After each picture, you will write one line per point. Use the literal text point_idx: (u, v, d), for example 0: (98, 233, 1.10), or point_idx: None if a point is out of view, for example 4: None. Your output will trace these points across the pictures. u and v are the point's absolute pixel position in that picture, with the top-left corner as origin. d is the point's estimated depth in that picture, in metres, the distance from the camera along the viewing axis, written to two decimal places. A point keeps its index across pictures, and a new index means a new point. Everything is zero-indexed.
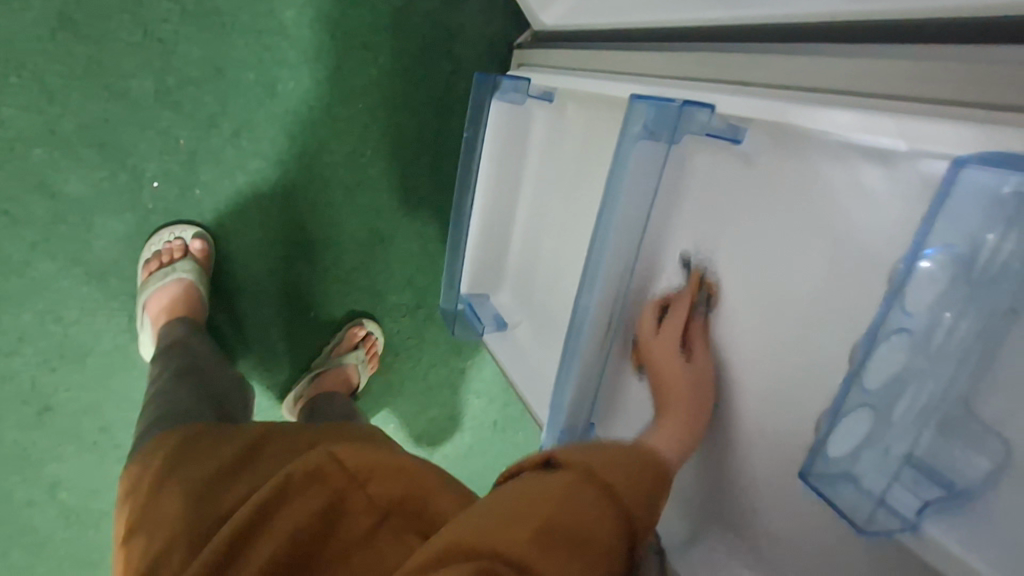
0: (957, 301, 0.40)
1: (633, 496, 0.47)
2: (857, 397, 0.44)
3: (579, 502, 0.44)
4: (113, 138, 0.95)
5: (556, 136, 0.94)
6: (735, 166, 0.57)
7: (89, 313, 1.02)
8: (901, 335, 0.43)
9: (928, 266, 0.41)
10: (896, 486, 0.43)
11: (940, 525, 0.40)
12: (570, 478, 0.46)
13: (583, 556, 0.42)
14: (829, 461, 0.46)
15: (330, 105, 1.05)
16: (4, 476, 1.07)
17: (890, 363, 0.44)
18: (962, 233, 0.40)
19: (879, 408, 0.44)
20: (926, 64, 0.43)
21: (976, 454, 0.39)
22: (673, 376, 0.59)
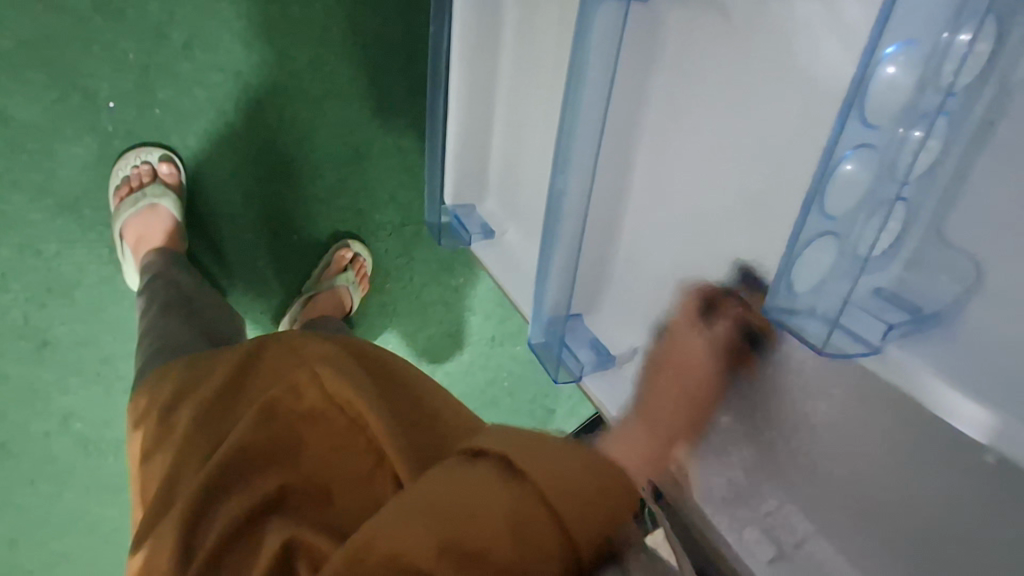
0: (922, 112, 0.37)
1: (593, 534, 0.42)
2: (816, 224, 0.41)
3: (536, 543, 0.41)
4: (58, 55, 0.90)
5: (528, 22, 0.89)
6: (711, 16, 0.54)
7: (68, 245, 1.01)
8: (866, 150, 0.39)
9: (889, 67, 0.37)
10: (852, 310, 0.41)
11: (903, 347, 0.38)
12: (524, 501, 0.42)
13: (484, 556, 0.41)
14: (794, 295, 0.43)
15: (284, 8, 0.98)
16: (17, 409, 1.10)
17: (853, 186, 0.40)
18: (925, 26, 0.36)
19: (845, 235, 0.41)
20: None
21: (946, 280, 0.39)
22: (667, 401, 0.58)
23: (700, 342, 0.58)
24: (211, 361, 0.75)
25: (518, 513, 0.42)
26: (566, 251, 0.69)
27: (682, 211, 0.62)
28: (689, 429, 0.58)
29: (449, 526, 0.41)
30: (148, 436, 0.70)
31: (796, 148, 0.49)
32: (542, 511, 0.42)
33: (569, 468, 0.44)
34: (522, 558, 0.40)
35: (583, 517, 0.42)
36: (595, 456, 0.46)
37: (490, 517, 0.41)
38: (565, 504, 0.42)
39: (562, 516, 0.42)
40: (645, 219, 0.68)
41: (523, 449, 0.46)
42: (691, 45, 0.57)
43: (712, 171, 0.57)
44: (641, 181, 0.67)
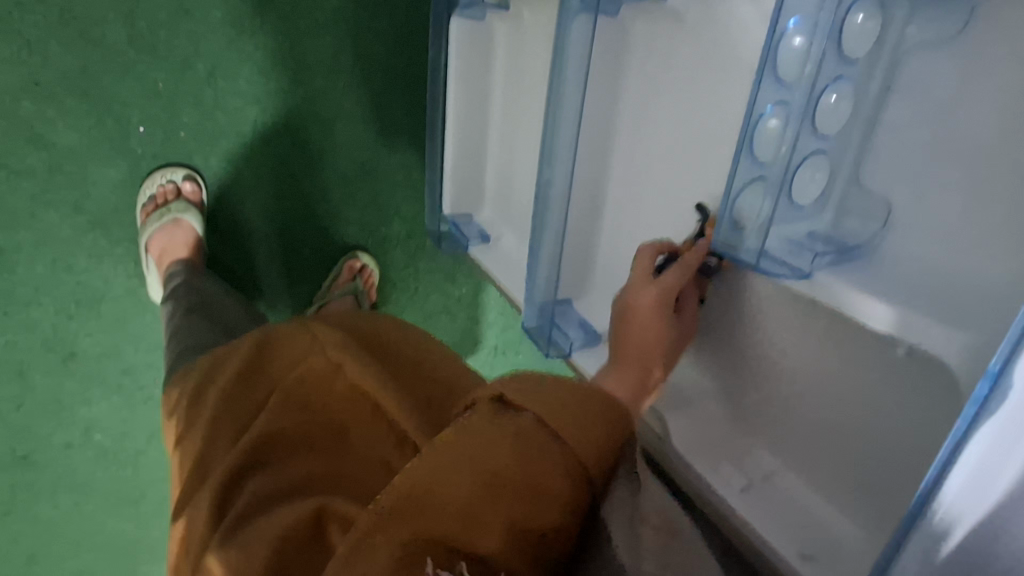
0: (823, 72, 0.45)
1: (591, 448, 0.48)
2: (747, 170, 0.49)
3: (544, 456, 0.46)
4: (93, 85, 0.98)
5: (517, 45, 0.99)
6: (669, 23, 0.64)
7: (96, 260, 1.08)
8: (780, 107, 0.47)
9: (796, 35, 0.45)
10: (782, 244, 0.49)
11: (830, 274, 0.45)
12: (526, 427, 0.47)
13: (498, 502, 0.44)
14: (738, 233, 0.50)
15: (298, 40, 1.08)
16: (40, 422, 1.14)
17: (774, 136, 0.48)
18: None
19: (770, 176, 0.48)
20: None
21: (868, 220, 0.46)
22: (644, 340, 0.61)
23: (665, 285, 0.59)
24: (231, 346, 0.81)
25: (527, 435, 0.47)
26: (553, 237, 0.77)
27: (654, 191, 0.69)
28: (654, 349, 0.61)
29: (454, 447, 0.46)
30: (180, 421, 0.77)
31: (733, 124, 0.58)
32: (545, 431, 0.47)
33: (568, 403, 0.49)
34: (538, 466, 0.46)
35: (580, 435, 0.48)
36: (581, 385, 0.51)
37: (502, 442, 0.46)
38: (567, 431, 0.47)
39: (559, 431, 0.47)
40: (621, 200, 0.75)
41: (515, 386, 0.51)
42: (658, 45, 0.66)
43: (677, 154, 0.65)
44: (618, 168, 0.75)
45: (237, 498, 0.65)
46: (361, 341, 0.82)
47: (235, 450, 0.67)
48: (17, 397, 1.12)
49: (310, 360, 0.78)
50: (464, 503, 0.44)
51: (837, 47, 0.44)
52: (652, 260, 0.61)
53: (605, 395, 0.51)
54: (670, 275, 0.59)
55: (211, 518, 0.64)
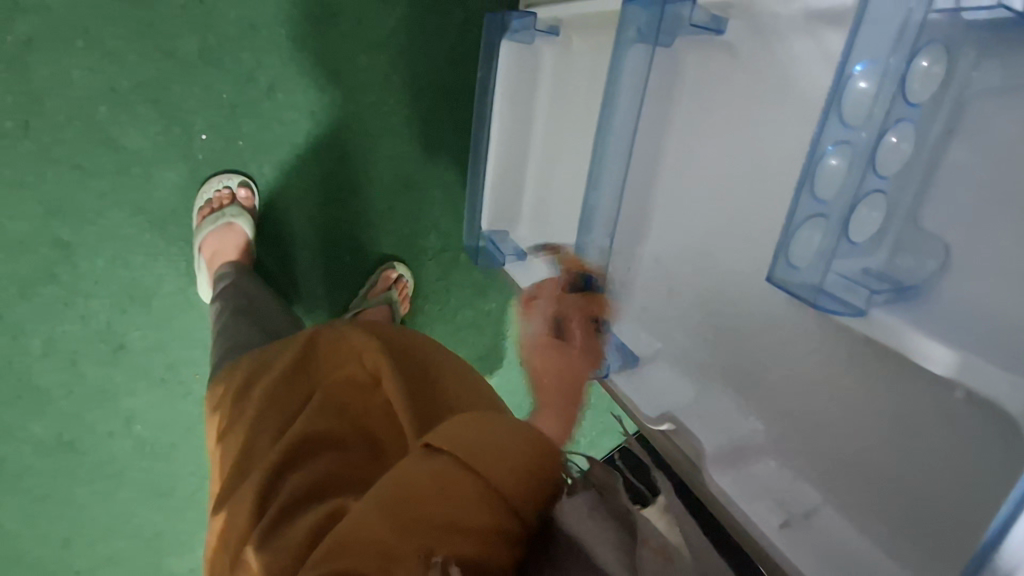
0: (883, 118, 0.46)
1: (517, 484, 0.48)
2: (808, 206, 0.51)
3: (461, 496, 0.47)
4: (165, 94, 1.04)
5: (562, 70, 1.01)
6: (721, 56, 0.65)
7: (152, 258, 1.13)
8: (843, 147, 0.49)
9: (862, 81, 0.47)
10: (835, 278, 0.50)
11: (887, 312, 0.46)
12: (447, 466, 0.49)
13: (417, 543, 0.47)
14: (795, 267, 0.51)
15: (354, 58, 1.13)
16: (86, 410, 1.19)
17: (836, 175, 0.50)
18: (885, 47, 0.45)
19: (830, 215, 0.50)
20: None
21: (925, 259, 0.46)
22: (564, 373, 0.65)
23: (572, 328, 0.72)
24: (278, 347, 0.84)
25: (445, 478, 0.48)
26: (595, 259, 0.79)
27: (697, 220, 0.70)
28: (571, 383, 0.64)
29: (388, 487, 0.50)
30: (225, 417, 0.80)
31: (783, 159, 0.58)
32: (466, 472, 0.48)
33: (495, 443, 0.49)
34: (460, 511, 0.47)
35: (502, 474, 0.48)
36: (505, 427, 0.50)
37: (429, 493, 0.48)
38: (493, 472, 0.48)
39: (483, 473, 0.48)
40: (665, 225, 0.75)
41: (453, 426, 0.52)
42: (711, 76, 0.66)
43: (724, 184, 0.65)
44: (660, 194, 0.76)
45: (277, 493, 0.67)
46: (402, 351, 0.84)
47: (277, 447, 0.69)
48: (67, 385, 1.16)
49: (351, 369, 0.81)
50: (390, 541, 0.47)
51: (901, 89, 0.45)
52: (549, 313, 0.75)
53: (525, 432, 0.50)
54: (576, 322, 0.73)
55: (252, 513, 0.65)
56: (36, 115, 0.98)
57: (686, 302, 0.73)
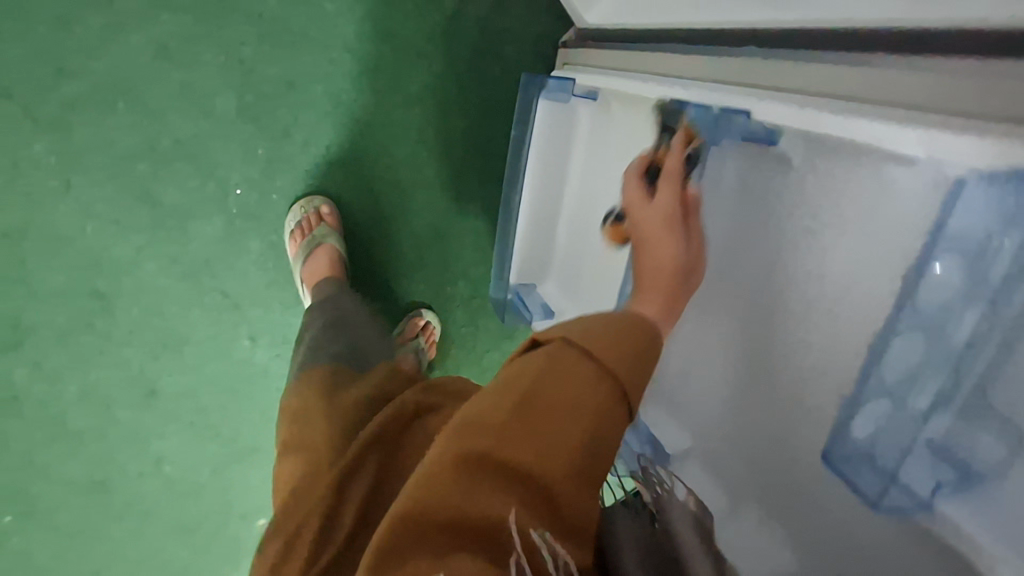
0: (974, 297, 0.43)
1: (630, 372, 0.48)
2: (876, 385, 0.47)
3: (583, 386, 0.46)
4: (202, 151, 1.04)
5: (600, 135, 0.99)
6: (774, 165, 0.63)
7: (185, 307, 1.14)
8: (918, 332, 0.45)
9: (941, 264, 0.44)
10: (909, 460, 0.46)
11: (954, 504, 0.43)
12: (557, 352, 0.48)
13: (553, 427, 0.44)
14: (852, 443, 0.48)
15: (388, 111, 1.12)
16: (118, 449, 1.22)
17: (909, 355, 0.46)
18: (970, 236, 0.43)
19: (899, 396, 0.46)
20: (956, 80, 0.43)
21: (994, 440, 0.43)
22: (661, 261, 0.63)
23: (665, 198, 0.68)
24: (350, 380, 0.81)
25: (560, 361, 0.47)
26: None
27: (736, 323, 0.68)
28: (681, 266, 0.62)
29: (498, 387, 0.47)
30: (288, 427, 0.76)
31: (843, 286, 0.56)
32: (582, 359, 0.48)
33: (606, 334, 0.50)
34: (579, 402, 0.46)
35: (618, 360, 0.48)
36: (594, 321, 0.52)
37: (546, 379, 0.46)
38: (609, 359, 0.48)
39: (596, 355, 0.48)
40: (704, 322, 0.73)
41: (556, 327, 0.52)
42: (768, 187, 0.64)
43: (774, 297, 0.63)
44: (706, 289, 0.73)
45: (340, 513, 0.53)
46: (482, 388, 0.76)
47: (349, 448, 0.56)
48: (101, 426, 1.19)
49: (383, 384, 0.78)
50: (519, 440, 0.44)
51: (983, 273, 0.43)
52: (640, 180, 0.72)
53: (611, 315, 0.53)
54: (664, 190, 0.69)
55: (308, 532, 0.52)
56: (78, 173, 1.00)
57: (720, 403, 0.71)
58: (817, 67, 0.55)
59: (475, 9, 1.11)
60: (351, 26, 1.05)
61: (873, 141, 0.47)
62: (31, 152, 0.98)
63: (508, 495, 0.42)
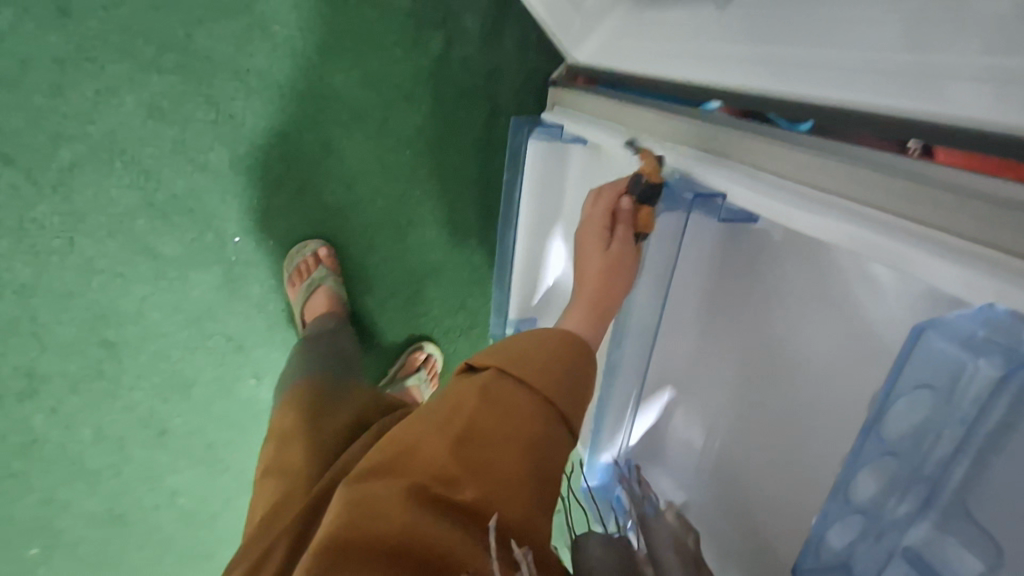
0: (941, 422, 0.42)
1: (558, 389, 0.54)
2: (843, 505, 0.49)
3: (515, 408, 0.52)
4: (199, 204, 1.06)
5: (590, 180, 0.98)
6: (756, 240, 0.61)
7: (190, 351, 1.17)
8: (887, 459, 0.46)
9: (906, 397, 0.44)
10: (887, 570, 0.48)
11: None
12: (488, 379, 0.54)
13: (491, 451, 0.50)
14: (818, 556, 0.52)
15: (380, 153, 1.12)
16: (133, 487, 1.26)
17: (875, 478, 0.47)
18: (939, 370, 0.41)
19: (869, 518, 0.48)
20: (955, 197, 0.43)
21: (971, 556, 0.43)
22: (585, 273, 0.70)
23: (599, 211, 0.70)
24: (340, 401, 0.84)
25: (493, 385, 0.53)
26: (618, 408, 0.80)
27: (722, 392, 0.68)
28: (603, 279, 0.68)
29: (437, 413, 0.52)
30: (277, 446, 0.78)
31: (837, 377, 0.54)
32: (511, 380, 0.53)
33: (532, 353, 0.56)
34: (513, 426, 0.51)
35: (547, 380, 0.54)
36: (521, 342, 0.58)
37: (478, 405, 0.52)
38: (536, 378, 0.54)
39: (525, 377, 0.53)
40: (690, 383, 0.73)
41: (489, 352, 0.58)
42: (752, 261, 0.63)
43: (762, 375, 0.62)
44: (695, 349, 0.72)
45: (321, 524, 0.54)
46: None
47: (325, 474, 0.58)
48: (115, 466, 1.23)
49: (366, 413, 0.80)
50: (457, 469, 0.48)
51: (949, 394, 0.41)
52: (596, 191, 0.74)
53: (546, 338, 0.59)
54: (599, 203, 0.71)
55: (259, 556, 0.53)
56: (80, 231, 1.03)
57: (709, 466, 0.70)
58: (822, 162, 0.54)
59: (463, 49, 1.10)
60: (339, 74, 1.06)
61: (849, 244, 0.48)
62: (34, 216, 1.00)
63: (444, 521, 0.46)
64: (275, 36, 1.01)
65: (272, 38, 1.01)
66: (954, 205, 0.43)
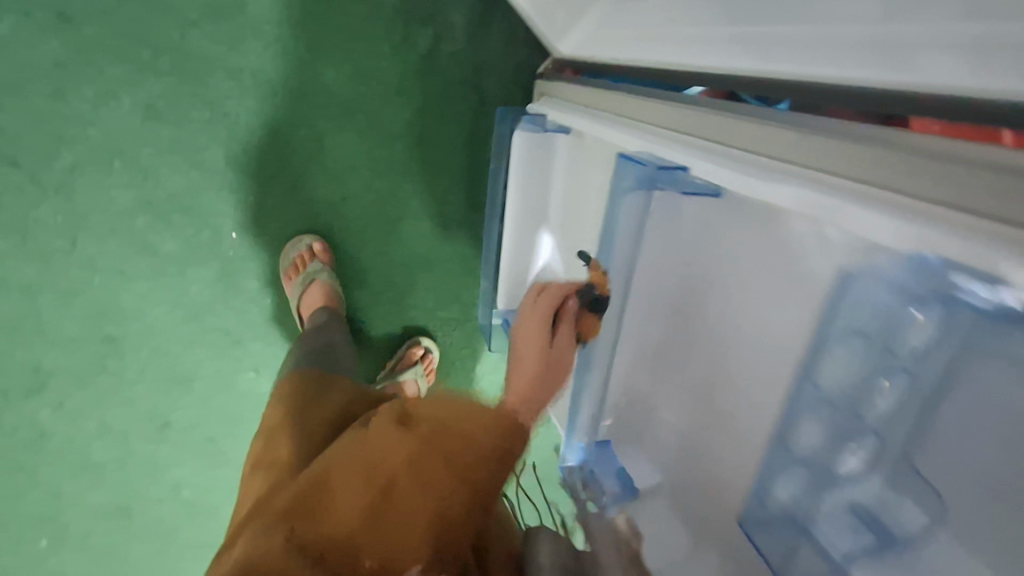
0: (877, 368, 0.48)
1: (479, 469, 0.51)
2: (788, 455, 0.56)
3: (431, 478, 0.50)
4: (196, 202, 1.09)
5: (574, 168, 1.00)
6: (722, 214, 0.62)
7: (190, 346, 1.20)
8: (827, 407, 0.52)
9: (839, 350, 0.51)
10: (826, 520, 0.53)
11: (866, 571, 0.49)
12: (412, 439, 0.52)
13: (395, 521, 0.49)
14: (763, 502, 0.58)
15: (372, 148, 1.15)
16: (138, 480, 1.29)
17: (814, 429, 0.54)
18: (870, 320, 0.49)
19: (810, 468, 0.54)
20: (914, 159, 0.44)
21: (916, 511, 0.46)
22: (528, 354, 0.71)
23: (544, 300, 0.76)
24: (324, 393, 0.87)
25: (411, 450, 0.51)
26: (594, 384, 0.81)
27: (693, 367, 0.68)
28: (544, 361, 0.70)
29: (355, 465, 0.52)
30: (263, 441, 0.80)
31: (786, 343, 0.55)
32: (431, 448, 0.51)
33: (459, 419, 0.54)
34: (422, 501, 0.49)
35: (470, 454, 0.51)
36: (454, 402, 0.56)
37: (392, 467, 0.51)
38: (455, 453, 0.51)
39: (448, 446, 0.51)
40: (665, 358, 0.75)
41: (424, 406, 0.56)
42: (710, 238, 0.65)
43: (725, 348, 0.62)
44: (671, 328, 0.74)
45: None
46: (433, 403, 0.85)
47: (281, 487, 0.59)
48: (120, 459, 1.26)
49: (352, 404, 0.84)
50: (356, 532, 0.48)
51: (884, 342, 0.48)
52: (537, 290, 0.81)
53: (477, 405, 0.56)
54: (542, 296, 0.77)
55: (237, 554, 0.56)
56: (82, 229, 1.07)
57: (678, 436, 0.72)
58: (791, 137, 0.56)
59: (451, 45, 1.13)
60: (330, 71, 1.09)
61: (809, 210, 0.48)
62: (37, 215, 1.04)
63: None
64: (266, 36, 1.05)
65: (264, 38, 1.05)
66: (943, 173, 0.42)
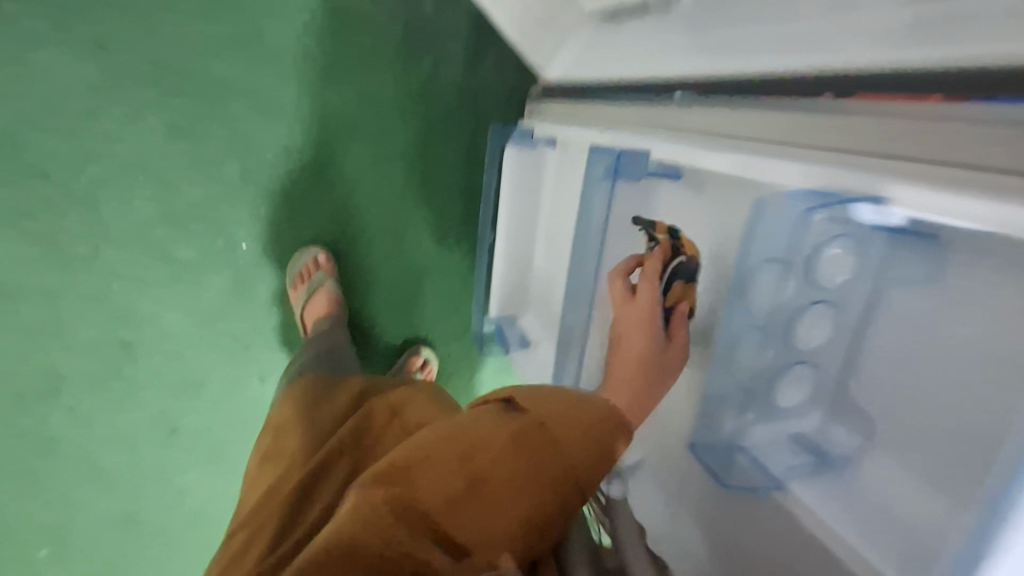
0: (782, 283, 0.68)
1: (587, 461, 0.56)
2: (730, 378, 0.75)
3: (540, 459, 0.54)
4: (212, 213, 1.18)
5: (559, 180, 1.08)
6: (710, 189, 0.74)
7: (200, 352, 1.26)
8: (753, 327, 0.72)
9: (760, 277, 0.70)
10: (761, 428, 0.72)
11: (812, 486, 0.65)
12: (526, 424, 0.57)
13: (508, 495, 0.52)
14: (711, 432, 0.77)
15: (375, 165, 1.24)
16: (143, 486, 1.32)
17: (752, 352, 0.73)
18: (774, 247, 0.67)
19: (753, 391, 0.73)
20: (876, 121, 0.51)
21: (856, 436, 0.66)
22: (632, 358, 0.76)
23: (648, 293, 0.81)
24: (330, 392, 0.92)
25: (527, 435, 0.55)
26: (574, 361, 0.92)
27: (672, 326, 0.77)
28: (653, 361, 0.75)
29: (470, 441, 0.55)
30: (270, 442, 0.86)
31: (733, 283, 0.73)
32: (542, 434, 0.56)
33: (567, 411, 0.59)
34: (530, 483, 0.53)
35: (581, 444, 0.56)
36: (565, 396, 0.61)
37: (500, 446, 0.54)
38: (566, 442, 0.56)
39: (558, 435, 0.56)
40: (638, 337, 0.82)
41: (535, 395, 0.61)
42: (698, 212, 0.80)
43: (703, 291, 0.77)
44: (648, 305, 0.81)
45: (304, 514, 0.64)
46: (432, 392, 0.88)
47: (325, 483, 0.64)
48: (127, 465, 1.30)
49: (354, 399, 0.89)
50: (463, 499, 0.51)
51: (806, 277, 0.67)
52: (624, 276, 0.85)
53: (587, 401, 0.61)
54: (644, 287, 0.82)
55: (267, 545, 0.61)
56: (106, 238, 1.15)
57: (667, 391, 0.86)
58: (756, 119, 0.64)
59: (449, 71, 1.23)
60: (339, 94, 1.19)
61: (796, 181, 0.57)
62: (66, 225, 1.13)
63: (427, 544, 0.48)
64: (282, 63, 1.16)
65: (280, 64, 1.16)
66: (892, 130, 0.50)
